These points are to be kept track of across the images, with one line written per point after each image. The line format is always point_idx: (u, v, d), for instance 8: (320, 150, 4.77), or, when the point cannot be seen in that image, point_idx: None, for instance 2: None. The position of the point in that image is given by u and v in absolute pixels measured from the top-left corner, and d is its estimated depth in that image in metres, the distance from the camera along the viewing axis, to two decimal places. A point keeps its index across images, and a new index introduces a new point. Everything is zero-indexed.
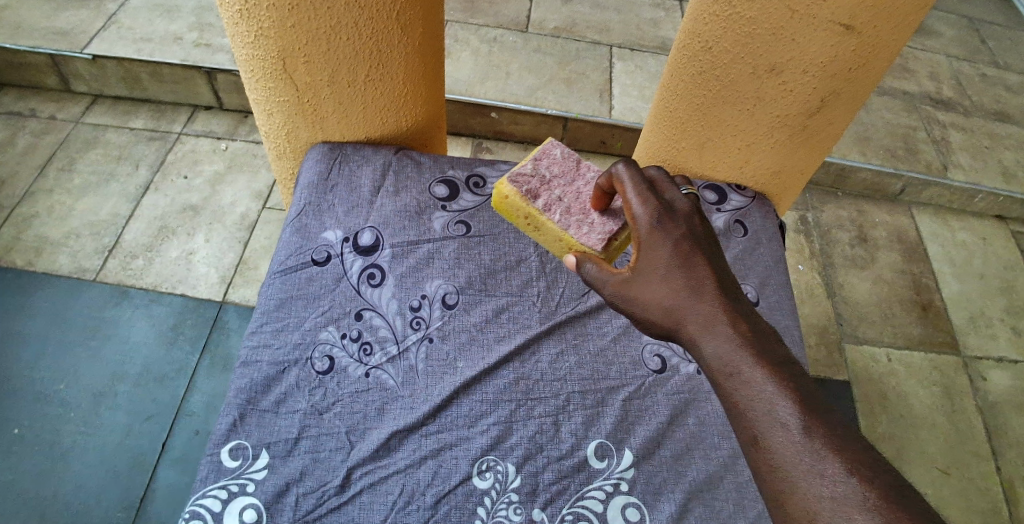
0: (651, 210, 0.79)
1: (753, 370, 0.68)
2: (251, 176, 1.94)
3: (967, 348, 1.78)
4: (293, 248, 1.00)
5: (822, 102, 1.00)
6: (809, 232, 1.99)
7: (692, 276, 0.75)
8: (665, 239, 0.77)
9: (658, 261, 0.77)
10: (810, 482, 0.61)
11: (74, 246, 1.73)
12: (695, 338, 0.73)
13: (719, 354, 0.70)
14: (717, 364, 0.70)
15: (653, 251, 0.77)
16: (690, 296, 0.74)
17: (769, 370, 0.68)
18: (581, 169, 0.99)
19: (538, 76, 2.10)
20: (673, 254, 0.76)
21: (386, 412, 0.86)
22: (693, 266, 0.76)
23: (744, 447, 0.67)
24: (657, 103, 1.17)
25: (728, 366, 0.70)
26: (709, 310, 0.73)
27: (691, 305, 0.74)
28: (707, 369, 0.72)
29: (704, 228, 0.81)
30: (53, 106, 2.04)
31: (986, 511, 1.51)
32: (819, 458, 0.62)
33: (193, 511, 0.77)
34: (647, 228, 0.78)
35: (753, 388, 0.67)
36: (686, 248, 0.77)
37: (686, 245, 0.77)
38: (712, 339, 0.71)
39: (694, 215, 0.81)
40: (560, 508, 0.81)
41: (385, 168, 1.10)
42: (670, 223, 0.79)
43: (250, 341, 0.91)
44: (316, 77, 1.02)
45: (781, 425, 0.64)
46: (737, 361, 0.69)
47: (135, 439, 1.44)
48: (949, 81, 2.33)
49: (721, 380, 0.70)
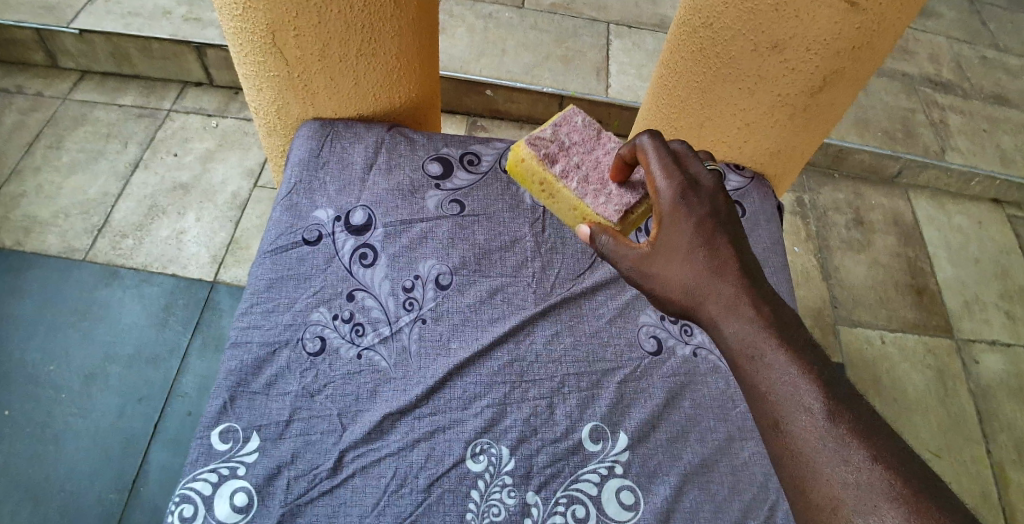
0: (675, 186, 0.79)
1: (776, 353, 0.68)
2: (243, 155, 1.91)
3: (960, 331, 1.79)
4: (284, 227, 0.98)
5: (825, 81, 0.97)
6: (805, 214, 1.97)
7: (714, 255, 0.75)
8: (688, 217, 0.77)
9: (681, 239, 0.76)
10: (833, 468, 0.61)
11: (64, 226, 1.70)
12: (715, 318, 0.73)
13: (740, 336, 0.71)
14: (737, 345, 0.71)
15: (676, 228, 0.77)
16: (712, 277, 0.74)
17: (792, 355, 0.68)
18: (601, 139, 1.00)
19: (535, 54, 2.06)
20: (696, 233, 0.76)
21: (378, 394, 0.85)
22: (715, 244, 0.76)
23: (762, 429, 0.68)
24: (656, 79, 1.15)
25: (749, 348, 0.70)
26: (732, 292, 0.73)
27: (714, 286, 0.74)
28: (727, 351, 0.72)
29: (727, 208, 0.80)
30: (39, 82, 1.99)
31: (976, 493, 1.52)
32: (843, 445, 0.62)
33: (183, 495, 0.76)
34: (670, 204, 0.78)
35: (775, 372, 0.67)
36: (708, 226, 0.77)
37: (710, 224, 0.77)
38: (733, 320, 0.72)
39: (719, 193, 0.81)
40: (555, 491, 0.80)
41: (378, 145, 1.07)
42: (694, 200, 0.78)
43: (240, 322, 0.89)
44: (306, 52, 0.99)
45: (804, 410, 0.64)
46: (760, 343, 0.69)
47: (127, 420, 1.43)
48: (949, 62, 2.31)
49: (741, 362, 0.70)
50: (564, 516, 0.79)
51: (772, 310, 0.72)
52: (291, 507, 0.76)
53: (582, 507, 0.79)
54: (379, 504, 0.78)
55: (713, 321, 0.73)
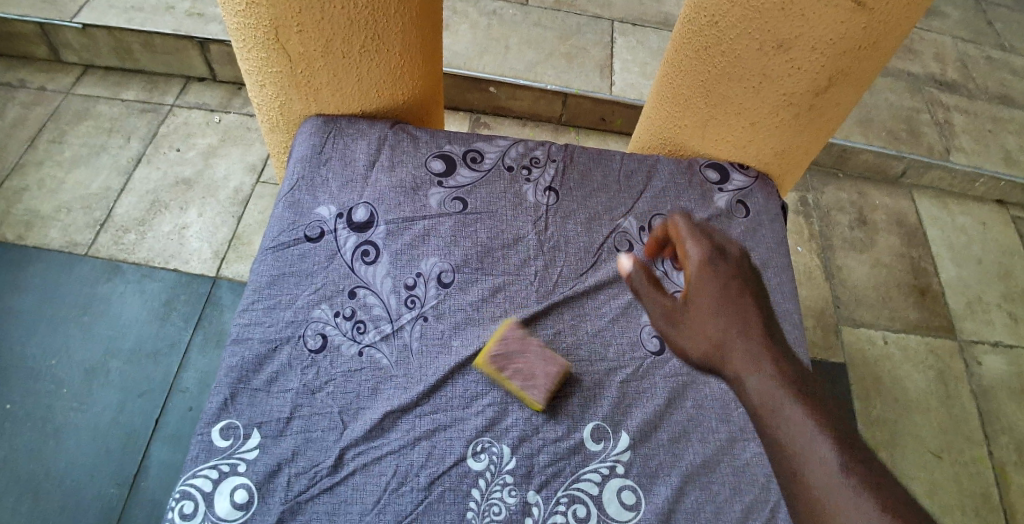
0: (704, 253, 0.87)
1: (793, 406, 0.70)
2: (245, 150, 1.90)
3: (963, 332, 1.78)
4: (286, 223, 0.97)
5: (830, 81, 0.97)
6: (808, 214, 1.96)
7: (740, 314, 0.80)
8: (716, 279, 0.83)
9: (709, 298, 0.82)
10: (849, 516, 0.62)
11: (66, 220, 1.70)
12: (738, 372, 0.76)
13: (761, 389, 0.73)
14: (757, 397, 0.73)
15: (703, 287, 0.83)
16: (736, 334, 0.78)
17: (809, 408, 0.70)
18: (589, 164, 1.10)
19: (538, 51, 2.06)
20: (723, 294, 0.82)
21: (379, 392, 0.85)
22: (742, 304, 0.81)
23: (780, 480, 0.68)
24: (661, 78, 1.15)
25: (769, 401, 0.72)
26: (754, 349, 0.77)
27: (737, 342, 0.78)
28: (748, 404, 0.74)
29: (752, 276, 0.86)
30: (42, 76, 1.99)
31: (976, 495, 1.52)
32: (857, 493, 0.63)
33: (183, 491, 0.77)
34: (699, 268, 0.85)
35: (793, 423, 0.69)
36: (736, 289, 0.83)
37: (735, 288, 0.83)
38: (755, 373, 0.74)
39: (744, 263, 0.87)
40: (555, 490, 0.80)
41: (380, 142, 1.07)
42: (721, 266, 0.85)
43: (242, 319, 0.89)
44: (310, 48, 0.98)
45: (820, 461, 0.66)
46: (779, 395, 0.71)
47: (128, 416, 1.43)
48: (954, 62, 2.29)
49: (761, 414, 0.72)
50: (564, 516, 0.78)
51: (793, 369, 0.75)
52: (292, 505, 0.76)
53: (583, 506, 0.79)
54: (379, 503, 0.77)
55: (736, 374, 0.76)
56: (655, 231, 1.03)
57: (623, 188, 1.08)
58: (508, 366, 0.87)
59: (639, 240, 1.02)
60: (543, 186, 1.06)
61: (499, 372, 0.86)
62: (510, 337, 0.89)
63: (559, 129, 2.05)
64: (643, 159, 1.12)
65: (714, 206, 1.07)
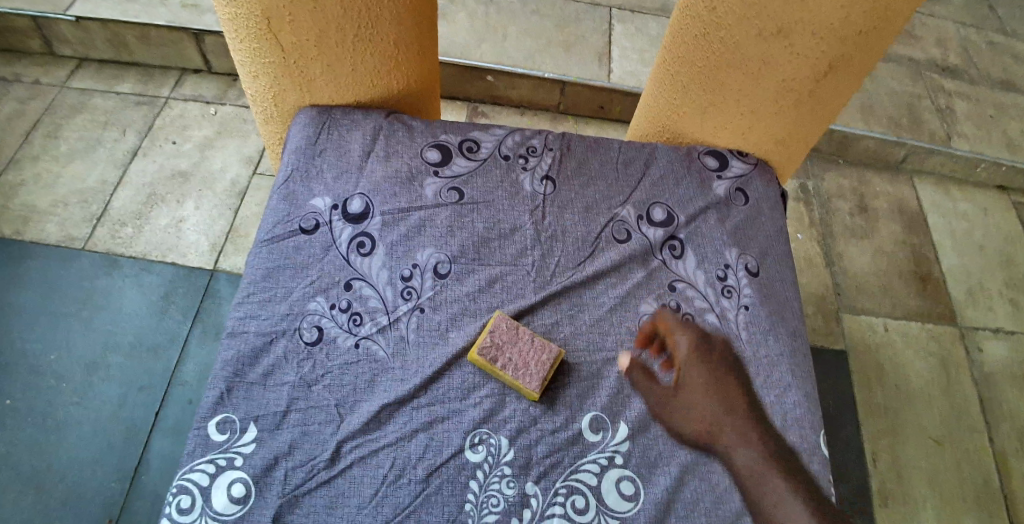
0: (691, 335, 0.92)
1: (777, 481, 0.81)
2: (242, 142, 1.89)
3: (964, 319, 1.77)
4: (281, 215, 0.97)
5: (830, 68, 0.96)
6: (809, 201, 1.95)
7: (725, 394, 0.88)
8: (704, 363, 0.90)
9: (700, 381, 0.88)
10: None
11: (63, 214, 1.69)
12: (728, 448, 0.83)
13: (749, 465, 0.82)
14: (747, 473, 0.82)
15: (695, 367, 0.89)
16: (726, 414, 0.86)
17: (788, 481, 0.82)
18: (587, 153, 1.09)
19: (536, 39, 2.03)
20: (711, 376, 0.89)
21: (376, 384, 0.84)
22: (727, 386, 0.88)
23: None
24: (659, 65, 1.13)
25: (756, 476, 0.82)
26: (741, 428, 0.85)
27: (727, 422, 0.85)
28: (736, 477, 0.82)
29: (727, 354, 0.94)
30: (37, 69, 1.97)
31: (977, 481, 1.53)
32: None
33: (181, 485, 0.76)
34: (688, 351, 0.91)
35: (776, 495, 0.81)
36: (718, 368, 0.90)
37: (720, 369, 0.90)
38: (745, 451, 0.83)
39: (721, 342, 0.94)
40: (554, 481, 0.79)
41: (375, 132, 1.06)
42: (706, 348, 0.91)
43: (237, 312, 0.88)
44: (302, 38, 0.97)
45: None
46: (766, 472, 0.82)
47: (128, 410, 1.43)
48: (956, 47, 2.27)
49: (749, 487, 0.81)
50: (563, 506, 0.78)
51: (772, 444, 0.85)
52: (289, 498, 0.76)
53: (582, 497, 0.79)
54: (377, 495, 0.77)
55: (726, 450, 0.83)
56: (653, 220, 1.02)
57: (621, 176, 1.07)
58: (500, 355, 0.85)
59: (638, 228, 1.01)
60: (540, 175, 1.05)
61: (491, 363, 0.84)
62: (499, 327, 0.87)
63: (557, 118, 2.03)
64: (641, 147, 1.11)
65: (712, 194, 1.06)
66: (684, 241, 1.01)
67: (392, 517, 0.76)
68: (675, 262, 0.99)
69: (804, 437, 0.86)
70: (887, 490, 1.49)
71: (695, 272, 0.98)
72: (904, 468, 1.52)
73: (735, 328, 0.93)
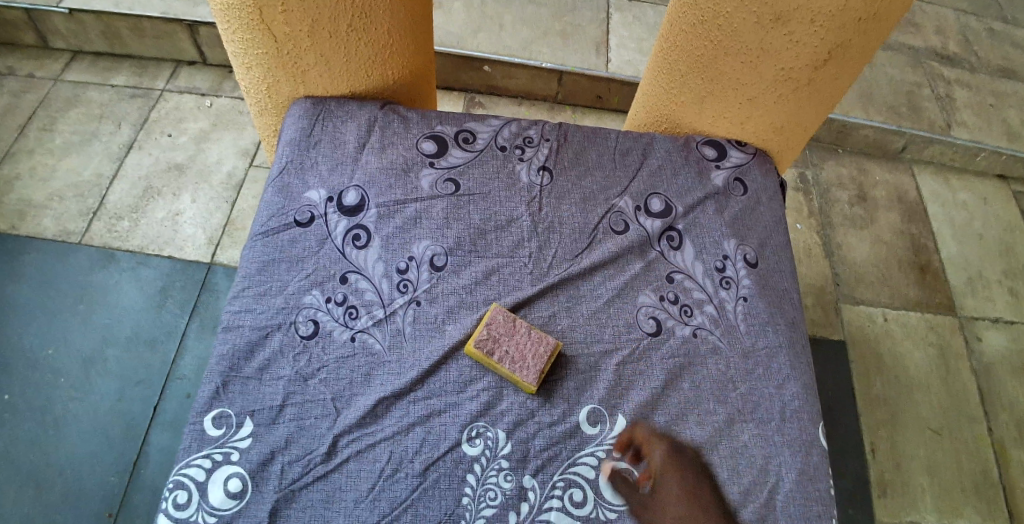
0: (664, 439, 0.83)
1: None
2: (238, 134, 1.87)
3: (964, 309, 1.77)
4: (275, 208, 0.96)
5: (829, 55, 0.94)
6: (808, 191, 1.94)
7: (701, 504, 0.79)
8: (678, 470, 0.81)
9: (673, 490, 0.80)
10: None
11: (58, 208, 1.68)
12: None
13: None
14: None
15: (667, 475, 0.80)
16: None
17: None
18: (583, 144, 1.08)
19: (533, 29, 2.02)
20: (685, 485, 0.80)
21: (372, 378, 0.84)
22: (703, 495, 0.80)
23: None
24: (657, 53, 1.12)
25: None
26: None
27: None
28: None
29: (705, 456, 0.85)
30: (31, 62, 1.95)
31: (975, 471, 1.53)
32: None
33: (177, 481, 0.76)
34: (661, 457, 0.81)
35: None
36: (688, 464, 0.82)
37: (695, 475, 0.81)
38: None
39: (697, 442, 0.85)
40: (552, 474, 0.79)
41: (370, 123, 1.05)
42: (681, 452, 0.82)
43: (232, 306, 0.88)
44: (295, 28, 0.95)
45: None
46: None
47: (127, 404, 1.43)
48: (956, 35, 2.25)
49: None
50: (561, 499, 0.78)
51: None
52: (286, 493, 0.76)
53: (580, 490, 0.79)
54: (373, 489, 0.77)
55: None
56: (651, 211, 1.01)
57: (619, 167, 1.06)
58: (497, 348, 0.84)
59: (635, 219, 1.00)
60: (536, 166, 1.04)
61: (488, 355, 0.84)
62: (496, 319, 0.86)
63: (555, 108, 2.02)
64: (638, 137, 1.10)
65: (711, 184, 1.05)
66: (682, 231, 1.00)
67: (390, 511, 0.76)
68: (673, 252, 0.98)
69: (802, 429, 0.86)
70: (885, 480, 1.49)
71: (693, 263, 0.97)
72: (903, 458, 1.52)
73: (733, 319, 0.93)
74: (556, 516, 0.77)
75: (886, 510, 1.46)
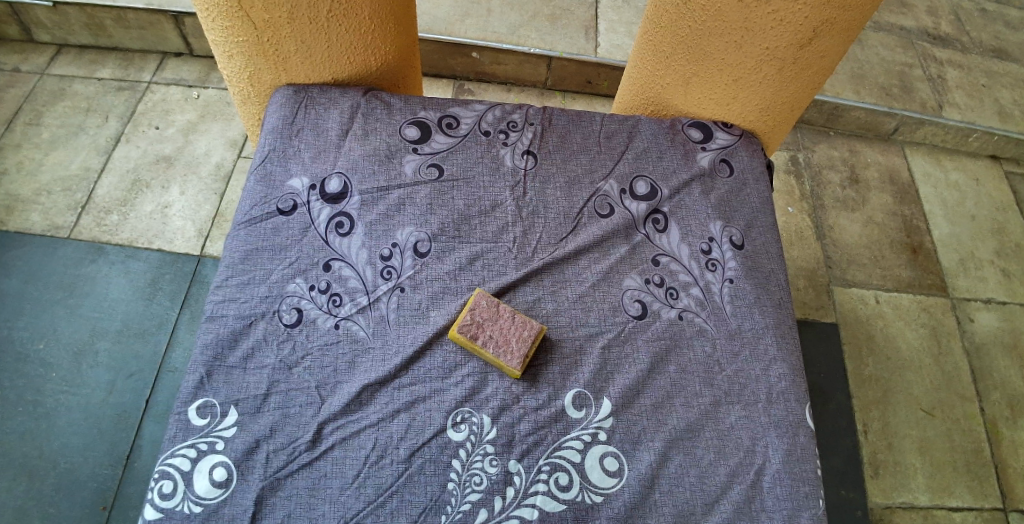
0: None
1: None
2: (225, 124, 1.85)
3: (956, 290, 1.77)
4: (258, 196, 0.95)
5: (814, 34, 0.93)
6: (800, 173, 1.93)
7: None
8: None
9: None
10: None
11: (46, 203, 1.67)
12: None
13: None
14: None
15: None
16: None
17: None
18: (568, 130, 1.07)
19: (521, 14, 1.99)
20: None
21: (356, 365, 0.83)
22: None
23: None
24: (643, 35, 1.11)
25: None
26: None
27: None
28: None
29: None
30: (15, 57, 1.92)
31: (968, 450, 1.54)
32: None
33: (162, 471, 0.76)
34: None
35: None
36: None
37: None
38: None
39: None
40: (538, 459, 0.79)
41: (353, 110, 1.03)
42: None
43: (215, 295, 0.87)
44: (275, 14, 0.94)
45: None
46: None
47: (118, 396, 1.42)
48: (948, 16, 2.24)
49: None
50: (547, 484, 0.78)
51: None
52: (271, 481, 0.76)
53: (565, 474, 0.79)
54: (359, 476, 0.77)
55: None
56: (636, 193, 1.01)
57: (604, 150, 1.05)
58: (481, 333, 0.84)
59: (620, 202, 1.00)
60: (520, 149, 1.03)
61: (472, 340, 0.83)
62: (479, 305, 0.85)
63: (545, 94, 2.00)
64: (625, 120, 1.09)
65: (696, 166, 1.04)
66: (668, 214, 1.00)
67: (375, 498, 0.76)
68: (660, 235, 0.97)
69: (789, 410, 0.86)
70: (877, 460, 1.50)
71: (679, 246, 0.97)
72: (895, 437, 1.53)
73: (718, 301, 0.93)
74: (542, 500, 0.77)
75: (879, 488, 1.47)
